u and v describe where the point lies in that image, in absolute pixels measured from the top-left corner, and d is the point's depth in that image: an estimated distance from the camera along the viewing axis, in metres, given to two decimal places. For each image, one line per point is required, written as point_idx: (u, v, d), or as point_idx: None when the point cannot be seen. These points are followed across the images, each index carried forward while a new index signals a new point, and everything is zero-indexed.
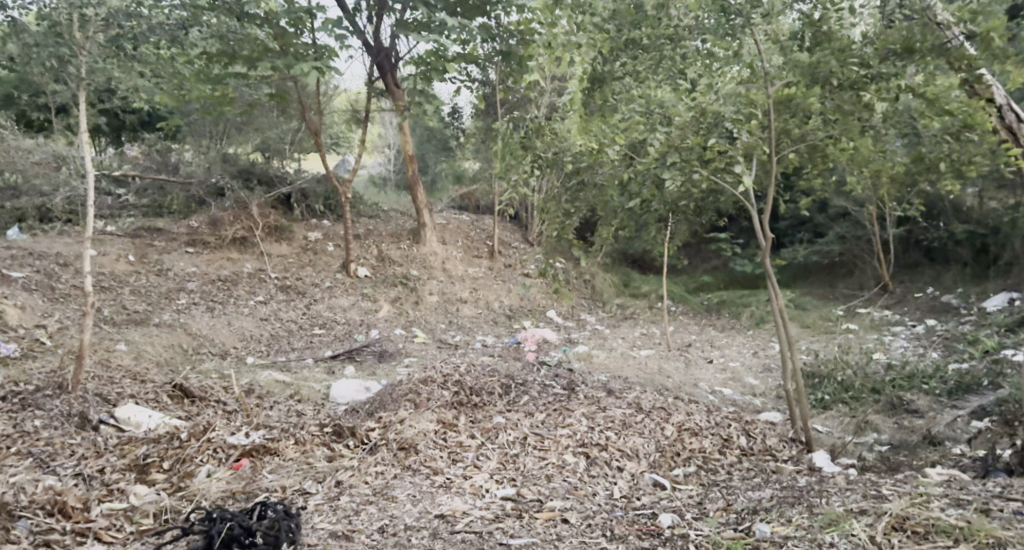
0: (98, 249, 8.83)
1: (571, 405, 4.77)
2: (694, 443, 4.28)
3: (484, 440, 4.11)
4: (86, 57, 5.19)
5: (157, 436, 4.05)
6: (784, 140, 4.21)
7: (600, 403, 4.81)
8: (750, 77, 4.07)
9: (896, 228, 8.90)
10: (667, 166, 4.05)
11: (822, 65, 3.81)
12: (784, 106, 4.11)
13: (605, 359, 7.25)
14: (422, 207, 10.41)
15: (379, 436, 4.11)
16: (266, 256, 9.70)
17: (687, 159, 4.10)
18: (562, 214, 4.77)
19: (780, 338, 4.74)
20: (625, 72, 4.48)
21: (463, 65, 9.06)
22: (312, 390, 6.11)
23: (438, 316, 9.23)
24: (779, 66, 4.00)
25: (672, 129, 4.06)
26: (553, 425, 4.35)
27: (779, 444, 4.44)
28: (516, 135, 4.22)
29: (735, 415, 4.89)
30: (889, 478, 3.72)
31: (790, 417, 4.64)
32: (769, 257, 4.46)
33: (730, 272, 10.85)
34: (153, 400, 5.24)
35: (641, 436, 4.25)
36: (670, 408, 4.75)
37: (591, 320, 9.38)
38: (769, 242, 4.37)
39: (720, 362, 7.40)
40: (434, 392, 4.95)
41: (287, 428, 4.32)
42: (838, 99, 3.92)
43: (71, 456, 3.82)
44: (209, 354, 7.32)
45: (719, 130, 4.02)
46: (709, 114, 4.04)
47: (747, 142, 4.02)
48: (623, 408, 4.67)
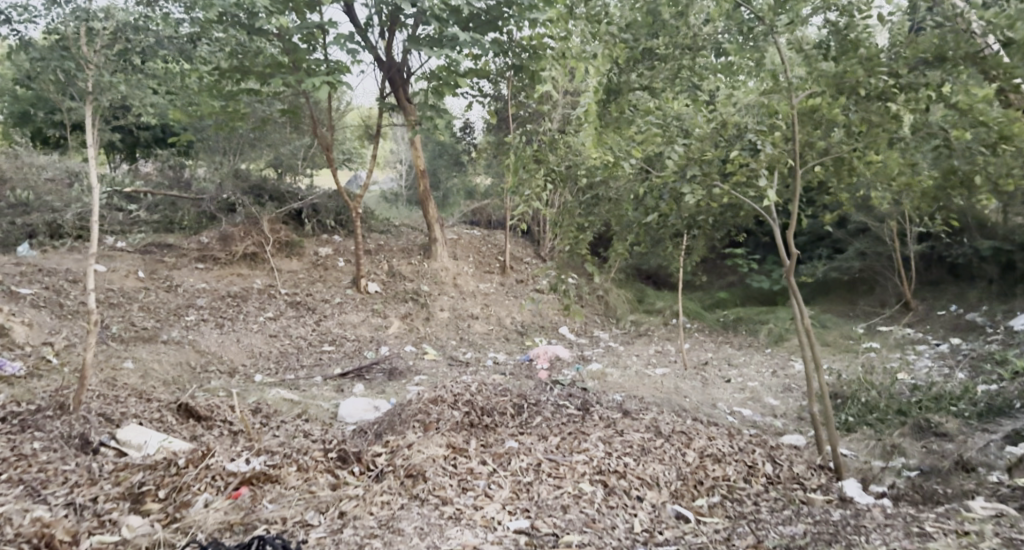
0: (108, 266, 8.77)
1: (586, 427, 4.60)
2: (717, 471, 4.11)
3: (496, 467, 3.96)
4: (93, 71, 5.13)
5: (153, 462, 3.91)
6: (810, 153, 4.02)
7: (616, 426, 4.65)
8: (774, 88, 3.89)
9: (918, 244, 8.72)
10: (688, 180, 3.90)
11: (847, 75, 3.72)
12: (808, 117, 3.94)
13: (620, 377, 7.10)
14: (434, 222, 10.30)
15: (386, 462, 3.97)
16: (276, 272, 9.62)
17: (707, 173, 3.94)
18: (576, 230, 4.62)
19: (805, 359, 4.56)
20: (639, 85, 4.38)
21: (475, 80, 8.97)
22: (321, 409, 6.04)
23: (448, 333, 9.10)
24: (804, 76, 3.84)
25: (692, 141, 3.92)
26: (568, 450, 4.18)
27: (807, 471, 4.24)
28: (529, 149, 4.20)
29: (757, 439, 4.71)
30: (930, 512, 3.55)
31: (818, 443, 4.44)
32: (795, 276, 4.30)
33: (746, 289, 10.68)
34: (158, 422, 5.13)
35: (660, 462, 4.08)
36: (689, 431, 4.59)
37: (604, 337, 9.23)
38: (794, 261, 4.21)
39: (737, 381, 7.23)
40: (444, 412, 4.82)
41: (290, 453, 4.18)
42: (866, 111, 3.76)
43: (64, 484, 3.69)
44: (217, 372, 7.23)
45: (742, 142, 3.86)
46: (729, 126, 3.93)
47: (771, 155, 3.85)
48: (640, 432, 4.51)
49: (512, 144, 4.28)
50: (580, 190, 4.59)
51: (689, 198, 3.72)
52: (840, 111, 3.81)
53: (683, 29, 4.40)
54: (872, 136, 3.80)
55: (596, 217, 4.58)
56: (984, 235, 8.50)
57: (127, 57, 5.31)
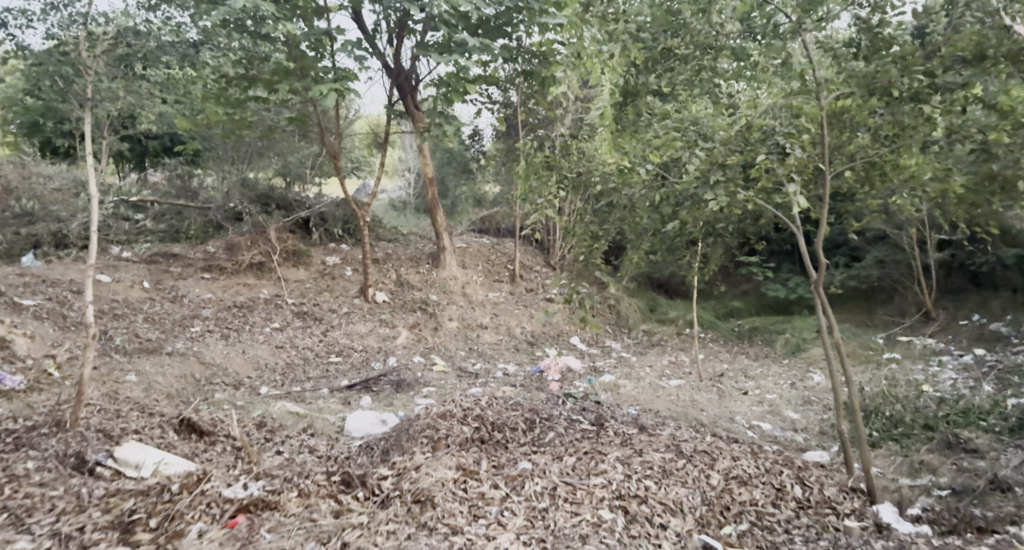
0: (112, 276, 8.64)
1: (602, 446, 4.42)
2: (744, 494, 3.91)
3: (509, 491, 3.77)
4: (92, 76, 4.97)
5: (145, 488, 3.74)
6: (839, 158, 3.82)
7: (633, 444, 4.47)
8: (803, 88, 3.67)
9: (938, 252, 8.51)
10: (711, 186, 3.75)
11: (882, 75, 3.53)
12: (837, 118, 3.78)
13: (633, 389, 6.92)
14: (442, 230, 10.14)
15: (392, 486, 3.80)
16: (283, 282, 9.48)
17: (732, 179, 3.74)
18: (590, 238, 4.41)
19: (832, 374, 4.35)
20: (657, 87, 4.17)
21: (484, 86, 8.84)
22: (327, 423, 5.89)
23: (458, 343, 8.94)
24: (835, 74, 3.65)
25: (715, 144, 3.80)
26: (585, 472, 3.99)
27: (838, 495, 4.04)
28: (540, 154, 4.20)
29: (782, 458, 4.51)
30: (980, 545, 3.41)
31: (848, 463, 4.25)
32: (822, 289, 4.11)
33: (761, 298, 10.47)
34: (159, 438, 4.97)
35: (683, 486, 3.90)
36: (711, 450, 4.40)
37: (617, 347, 9.04)
38: (822, 273, 4.03)
39: (755, 394, 7.03)
40: (453, 428, 4.67)
41: (291, 477, 4.01)
42: (897, 112, 3.63)
43: (51, 511, 3.52)
44: (222, 384, 7.10)
45: (769, 145, 3.65)
46: (755, 129, 3.73)
47: (800, 159, 3.62)
48: (660, 451, 4.33)
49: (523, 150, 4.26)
50: (594, 197, 4.43)
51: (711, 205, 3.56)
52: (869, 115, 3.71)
53: (704, 27, 4.01)
54: (905, 139, 3.67)
55: (611, 225, 4.40)
56: (1007, 243, 8.29)
57: (128, 63, 5.16)
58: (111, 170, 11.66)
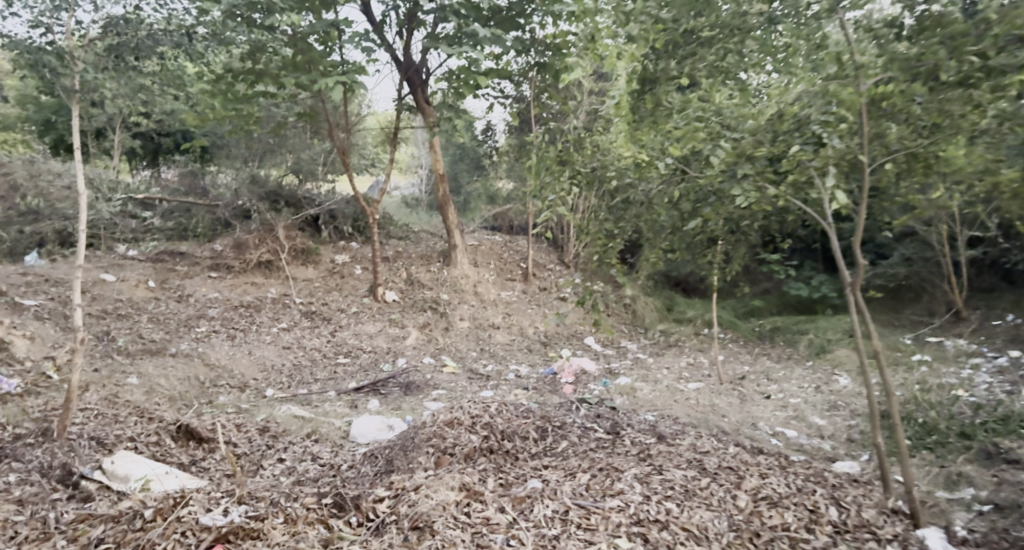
0: (118, 274, 8.47)
1: (618, 460, 4.17)
2: (774, 517, 3.64)
3: (516, 516, 3.51)
4: (81, 69, 4.84)
5: (117, 513, 3.47)
6: (876, 148, 3.67)
7: (649, 458, 4.22)
8: (840, 71, 3.46)
9: (970, 250, 8.19)
10: (739, 180, 3.52)
11: (927, 56, 3.27)
12: (879, 105, 3.53)
13: (650, 392, 6.67)
14: (453, 228, 9.89)
15: (388, 510, 3.57)
16: (292, 280, 9.28)
17: (764, 169, 3.58)
18: (605, 237, 4.32)
19: (869, 383, 4.06)
20: (679, 72, 3.84)
21: (496, 80, 8.58)
22: (332, 428, 5.67)
23: (469, 343, 8.71)
24: (876, 56, 3.44)
25: (744, 134, 3.58)
26: (599, 492, 3.74)
27: (879, 517, 3.72)
28: (553, 149, 4.12)
29: (813, 473, 4.23)
30: None
31: (888, 481, 3.92)
32: (857, 289, 3.84)
33: (782, 297, 10.16)
34: (155, 445, 4.78)
35: (708, 509, 3.63)
36: (736, 465, 4.13)
37: (633, 348, 8.77)
38: (857, 274, 3.76)
39: (779, 398, 6.76)
40: (460, 437, 4.48)
41: (279, 500, 3.75)
42: (946, 98, 3.35)
43: (11, 540, 3.29)
44: (227, 387, 6.92)
45: (806, 134, 3.48)
46: (788, 116, 3.53)
47: (840, 149, 3.46)
48: (680, 467, 4.07)
49: (536, 145, 4.26)
50: (609, 193, 4.31)
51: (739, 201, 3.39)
52: (912, 102, 3.45)
53: (731, 7, 3.66)
54: (948, 129, 3.46)
55: (626, 222, 4.26)
56: None
57: (119, 53, 5.03)
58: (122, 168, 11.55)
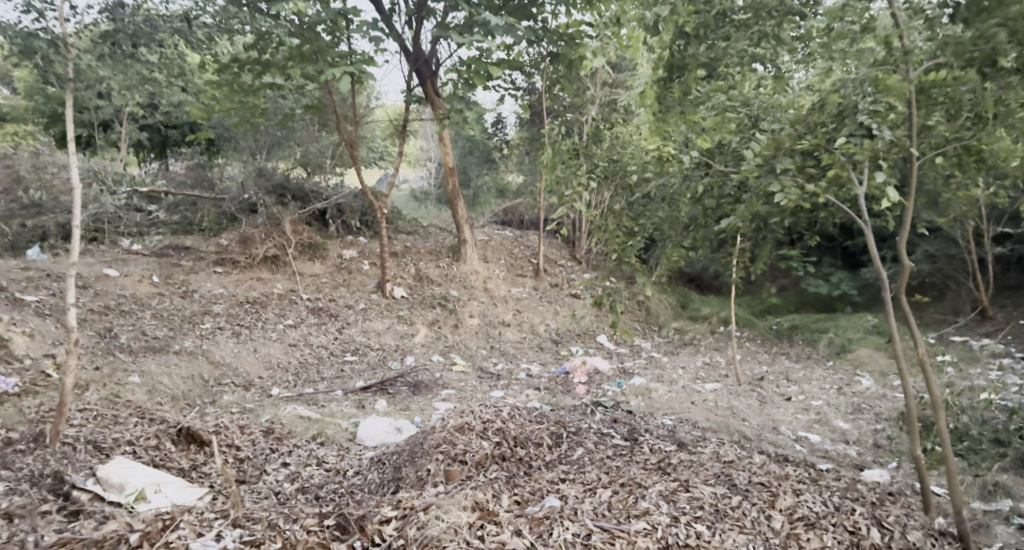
0: (121, 269, 8.29)
1: (639, 474, 3.96)
2: (813, 542, 3.43)
3: (534, 540, 3.30)
4: (74, 54, 4.61)
5: (102, 536, 3.24)
6: (925, 140, 3.44)
7: (671, 471, 4.00)
8: (887, 57, 3.26)
9: (996, 247, 7.94)
10: (778, 175, 3.32)
11: (985, 40, 3.02)
12: (928, 94, 3.33)
13: (666, 393, 6.45)
14: (464, 223, 9.69)
15: (395, 533, 3.37)
16: (299, 276, 9.10)
17: (804, 165, 3.38)
18: (624, 235, 4.10)
19: (908, 392, 3.88)
20: (710, 57, 3.71)
21: (508, 71, 8.35)
22: (338, 429, 5.48)
23: (479, 341, 8.51)
24: (928, 42, 3.24)
25: (785, 124, 3.39)
26: (623, 513, 3.53)
27: (925, 541, 3.50)
28: (569, 142, 3.98)
29: (847, 486, 4.02)
30: None
31: (930, 498, 3.71)
32: (902, 295, 3.76)
33: (799, 294, 9.91)
34: (154, 449, 4.59)
35: (741, 533, 3.43)
36: (765, 479, 3.92)
37: (646, 346, 8.55)
38: (902, 281, 3.66)
39: (800, 400, 6.54)
40: (470, 443, 4.30)
41: (279, 519, 3.56)
42: (1004, 85, 3.12)
43: None
44: (231, 385, 6.75)
45: (851, 125, 3.28)
46: (830, 105, 3.31)
47: (890, 141, 3.27)
48: (706, 482, 3.85)
49: (549, 137, 4.03)
50: (629, 188, 4.10)
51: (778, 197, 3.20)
52: (963, 92, 3.25)
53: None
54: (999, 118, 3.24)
55: (646, 220, 4.09)
56: None
57: (115, 39, 4.81)
58: (128, 161, 11.38)
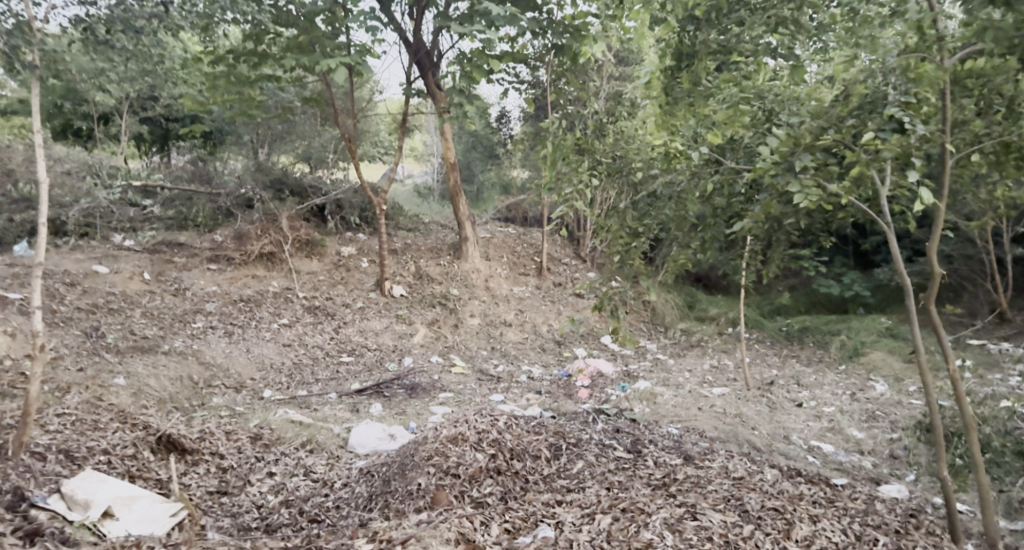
0: (112, 265, 8.06)
1: (641, 496, 3.71)
2: None
3: None
4: (39, 40, 4.34)
5: None
6: (962, 136, 3.14)
7: (676, 493, 3.75)
8: (920, 43, 3.05)
9: (1016, 247, 7.68)
10: (797, 174, 3.01)
11: None
12: (962, 86, 3.11)
13: (672, 398, 6.20)
14: (465, 220, 9.43)
15: None
16: (295, 273, 8.87)
17: (828, 162, 3.11)
18: (628, 236, 3.88)
19: (935, 409, 3.62)
20: (719, 44, 3.40)
21: (511, 64, 8.09)
22: (330, 435, 5.25)
23: (479, 342, 8.26)
24: (962, 27, 3.02)
25: (808, 116, 3.16)
26: (623, 545, 3.30)
27: None
28: (571, 135, 3.75)
29: (866, 507, 3.76)
30: None
31: (958, 525, 3.45)
32: (932, 302, 3.48)
33: (810, 294, 9.63)
34: (130, 459, 4.36)
35: None
36: (780, 504, 3.65)
37: (652, 348, 8.30)
38: (932, 288, 3.41)
39: (812, 407, 6.28)
40: (464, 455, 4.07)
41: None
42: None
43: None
44: (221, 387, 6.54)
45: (880, 118, 3.02)
46: (855, 96, 3.14)
47: (925, 136, 2.98)
48: (713, 506, 3.60)
49: (551, 130, 3.83)
50: (634, 186, 3.89)
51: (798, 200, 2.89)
52: (1000, 82, 3.02)
53: None
54: None
55: (653, 220, 3.85)
56: None
57: (86, 26, 4.56)
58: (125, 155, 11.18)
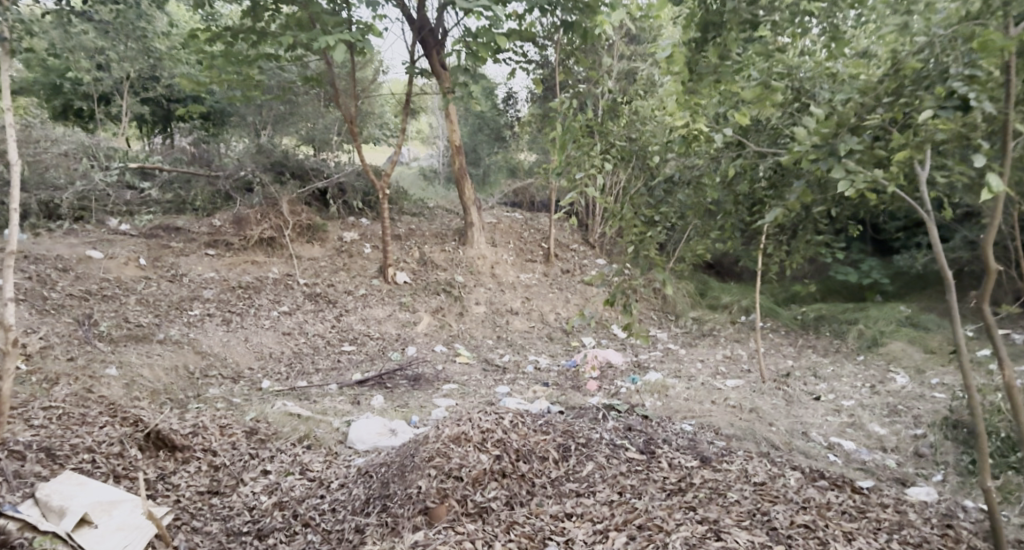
0: (106, 251, 7.83)
1: (659, 509, 3.51)
2: None
3: None
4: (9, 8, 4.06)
5: None
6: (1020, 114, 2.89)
7: (696, 506, 3.53)
8: (983, 8, 2.76)
9: None
10: (841, 158, 2.79)
11: None
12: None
13: (686, 390, 5.95)
14: (470, 204, 9.15)
15: None
16: (296, 260, 8.63)
17: (873, 146, 2.87)
18: (643, 225, 3.64)
19: (981, 421, 3.34)
20: (754, 11, 2.97)
21: (519, 42, 7.78)
22: (329, 429, 5.01)
23: (485, 331, 8.03)
24: None
25: (853, 95, 2.95)
26: None
27: None
28: (584, 116, 3.49)
29: (900, 519, 3.52)
30: None
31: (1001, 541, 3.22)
32: (986, 301, 3.23)
33: (826, 282, 9.34)
34: (116, 458, 4.16)
35: None
36: (809, 520, 3.42)
37: (663, 337, 8.04)
38: (989, 284, 3.16)
39: (830, 400, 6.02)
40: (467, 456, 3.84)
41: None
42: None
43: None
44: (218, 378, 6.32)
45: (934, 96, 2.76)
46: (907, 71, 2.85)
47: (984, 115, 2.77)
48: (736, 523, 3.38)
49: (561, 111, 3.55)
50: (649, 171, 3.71)
51: (841, 186, 2.68)
52: None
53: None
54: None
55: (670, 207, 3.74)
56: None
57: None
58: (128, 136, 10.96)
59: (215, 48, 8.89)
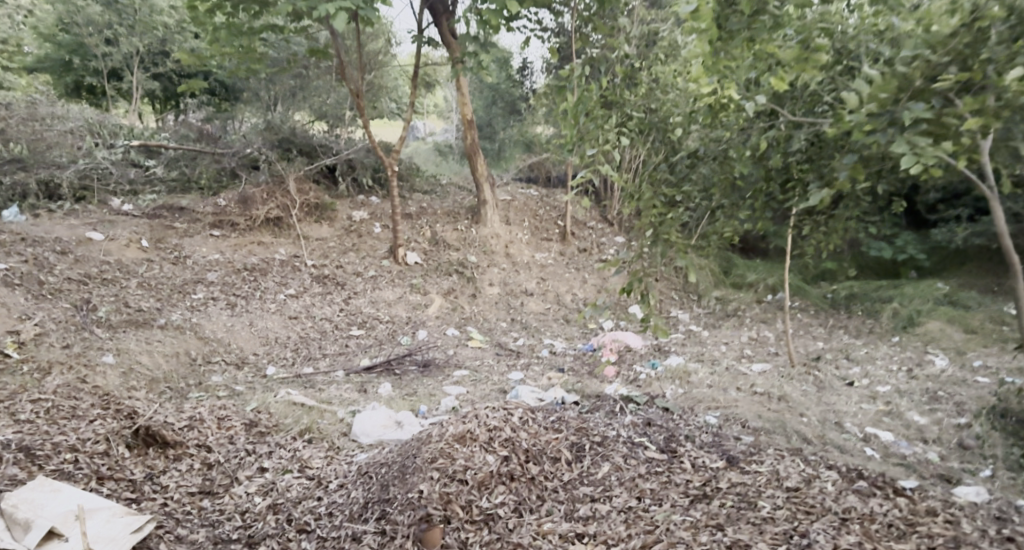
0: (107, 232, 7.59)
1: (683, 529, 3.18)
2: None
3: None
4: None
5: None
6: None
7: (724, 524, 3.21)
8: None
9: None
10: (902, 129, 2.50)
11: None
12: None
13: (710, 377, 5.61)
14: (483, 181, 8.80)
15: None
16: (304, 240, 8.35)
17: (940, 113, 2.53)
18: (665, 205, 3.36)
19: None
20: None
21: (533, 9, 7.36)
22: (333, 420, 4.74)
23: (499, 313, 7.73)
24: None
25: (920, 51, 2.55)
26: None
27: None
28: (598, 85, 3.14)
29: (956, 534, 3.15)
30: None
31: None
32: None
33: (858, 259, 8.90)
34: (101, 457, 3.95)
35: None
36: (855, 542, 3.06)
37: (686, 319, 7.69)
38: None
39: (864, 386, 5.65)
40: (472, 457, 3.56)
41: None
42: None
43: None
44: (221, 364, 6.08)
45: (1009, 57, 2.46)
46: (981, 23, 2.46)
47: None
48: (770, 547, 3.04)
49: (573, 80, 3.20)
50: (671, 145, 3.43)
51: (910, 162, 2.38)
52: None
53: None
54: None
55: (694, 185, 3.45)
56: None
57: None
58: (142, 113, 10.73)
59: (218, 20, 8.56)
